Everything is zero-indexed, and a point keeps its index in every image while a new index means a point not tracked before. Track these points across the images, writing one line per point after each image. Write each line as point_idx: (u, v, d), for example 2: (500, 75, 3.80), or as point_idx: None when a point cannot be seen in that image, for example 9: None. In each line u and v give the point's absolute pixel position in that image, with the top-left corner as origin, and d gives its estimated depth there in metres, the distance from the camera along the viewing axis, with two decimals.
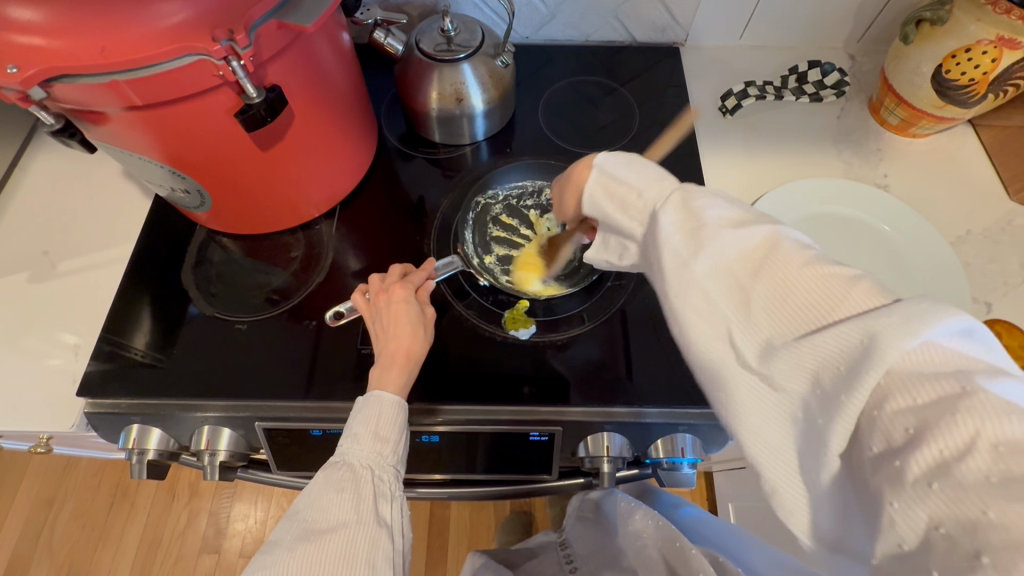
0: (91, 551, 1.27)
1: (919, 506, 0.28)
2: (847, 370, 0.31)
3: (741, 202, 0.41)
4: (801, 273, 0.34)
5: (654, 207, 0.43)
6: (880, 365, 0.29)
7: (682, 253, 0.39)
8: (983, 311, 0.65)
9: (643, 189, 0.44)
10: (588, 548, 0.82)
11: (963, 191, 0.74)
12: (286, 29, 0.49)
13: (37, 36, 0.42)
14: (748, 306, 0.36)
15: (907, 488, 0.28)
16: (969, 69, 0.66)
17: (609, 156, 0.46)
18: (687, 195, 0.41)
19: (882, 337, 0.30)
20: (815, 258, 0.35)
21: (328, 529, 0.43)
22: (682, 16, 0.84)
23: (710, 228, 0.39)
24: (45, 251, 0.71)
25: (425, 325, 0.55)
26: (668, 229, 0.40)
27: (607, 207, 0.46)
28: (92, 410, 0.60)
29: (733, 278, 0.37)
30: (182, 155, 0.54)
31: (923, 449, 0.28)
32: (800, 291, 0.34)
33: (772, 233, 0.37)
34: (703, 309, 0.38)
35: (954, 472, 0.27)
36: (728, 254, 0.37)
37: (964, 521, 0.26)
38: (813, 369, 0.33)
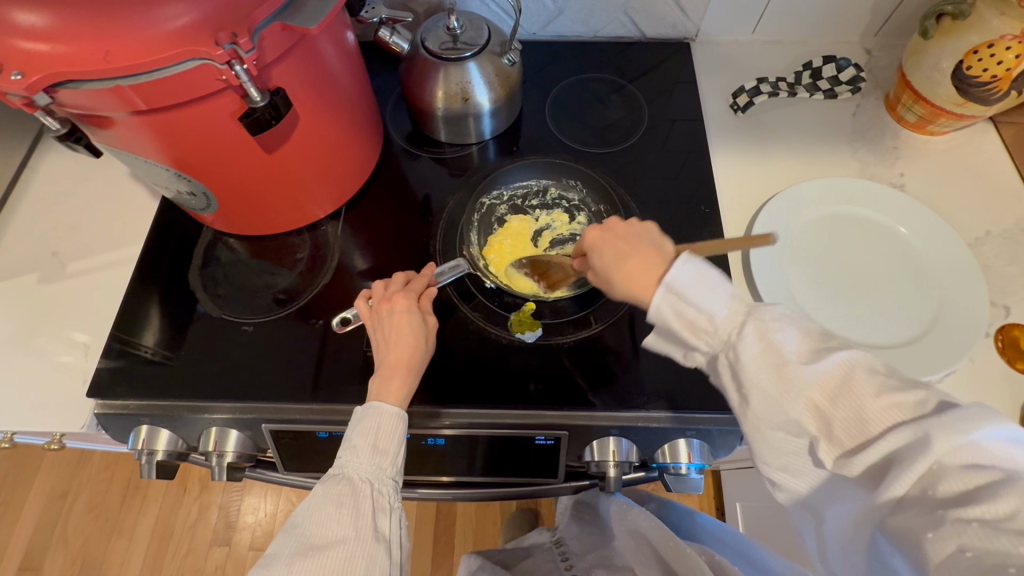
0: (105, 542, 1.30)
1: (953, 537, 0.34)
2: (903, 469, 0.36)
3: (803, 320, 0.43)
4: (875, 399, 0.37)
5: (728, 337, 0.43)
6: (932, 459, 0.35)
7: (770, 392, 0.41)
8: (1001, 315, 0.64)
9: (716, 314, 0.43)
10: (583, 546, 0.80)
11: (982, 190, 0.73)
12: (291, 31, 0.48)
13: (42, 42, 0.41)
14: (828, 424, 0.39)
15: (947, 524, 0.34)
16: (991, 65, 0.64)
17: (678, 269, 0.44)
18: (763, 323, 0.42)
19: (935, 440, 0.35)
20: (883, 381, 0.38)
21: (327, 545, 0.44)
22: (693, 11, 0.82)
23: (794, 365, 0.40)
24: (54, 252, 0.72)
25: (426, 335, 0.55)
26: (751, 361, 0.41)
27: (674, 324, 0.44)
28: (102, 410, 0.60)
29: (815, 406, 0.39)
30: (187, 160, 0.53)
31: (970, 507, 0.34)
32: (874, 414, 0.37)
33: (845, 359, 0.39)
34: (786, 431, 0.41)
35: (993, 521, 0.33)
36: (812, 385, 0.39)
37: (993, 551, 0.33)
38: (874, 467, 0.37)
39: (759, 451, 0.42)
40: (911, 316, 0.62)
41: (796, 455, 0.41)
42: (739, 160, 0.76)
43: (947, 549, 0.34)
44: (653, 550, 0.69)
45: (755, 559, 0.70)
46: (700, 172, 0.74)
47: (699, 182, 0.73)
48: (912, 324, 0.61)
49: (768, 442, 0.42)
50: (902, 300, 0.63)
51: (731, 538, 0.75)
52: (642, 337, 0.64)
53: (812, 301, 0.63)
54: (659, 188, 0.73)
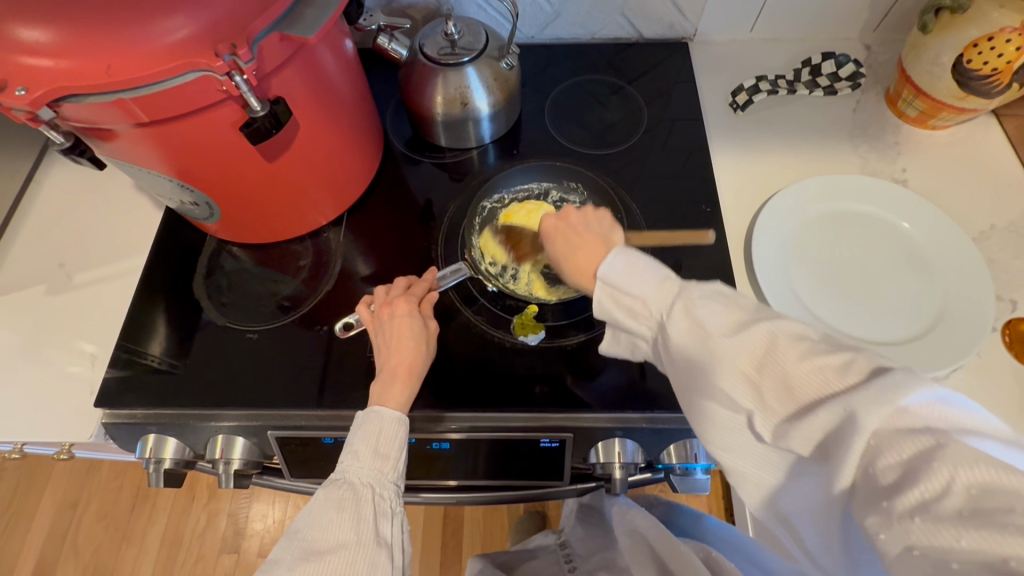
0: (115, 550, 1.31)
1: (906, 529, 0.30)
2: (838, 443, 0.34)
3: (740, 297, 0.43)
4: (799, 364, 0.36)
5: (658, 316, 0.45)
6: (864, 434, 0.32)
7: (696, 358, 0.41)
8: (1007, 310, 0.63)
9: (647, 297, 0.45)
10: (587, 548, 0.79)
11: (986, 184, 0.72)
12: (289, 41, 0.49)
13: (45, 57, 0.42)
14: (760, 393, 0.38)
15: (892, 520, 0.30)
16: (992, 58, 0.63)
17: (609, 264, 0.47)
18: (688, 301, 0.43)
19: (862, 411, 0.33)
20: (813, 349, 0.37)
21: (327, 550, 0.44)
22: (690, 11, 0.82)
23: (716, 337, 0.40)
24: (60, 264, 0.73)
25: (427, 340, 0.55)
26: (679, 337, 0.42)
27: (616, 314, 0.47)
28: (109, 420, 0.61)
29: (745, 376, 0.39)
30: (189, 170, 0.54)
31: (909, 488, 0.30)
32: (801, 379, 0.36)
33: (769, 331, 0.39)
34: (721, 402, 0.40)
35: (932, 507, 0.29)
36: (739, 357, 0.39)
37: (936, 545, 0.29)
38: (815, 442, 0.35)
39: (708, 435, 0.41)
40: (915, 312, 0.62)
41: (737, 432, 0.40)
42: (740, 158, 0.76)
43: (895, 548, 0.30)
44: (649, 548, 0.67)
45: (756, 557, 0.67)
46: (700, 171, 0.74)
47: (700, 181, 0.73)
48: (918, 320, 0.61)
49: (712, 420, 0.41)
50: (908, 295, 0.63)
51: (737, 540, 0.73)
52: None
53: (816, 299, 0.63)
54: (660, 188, 0.73)
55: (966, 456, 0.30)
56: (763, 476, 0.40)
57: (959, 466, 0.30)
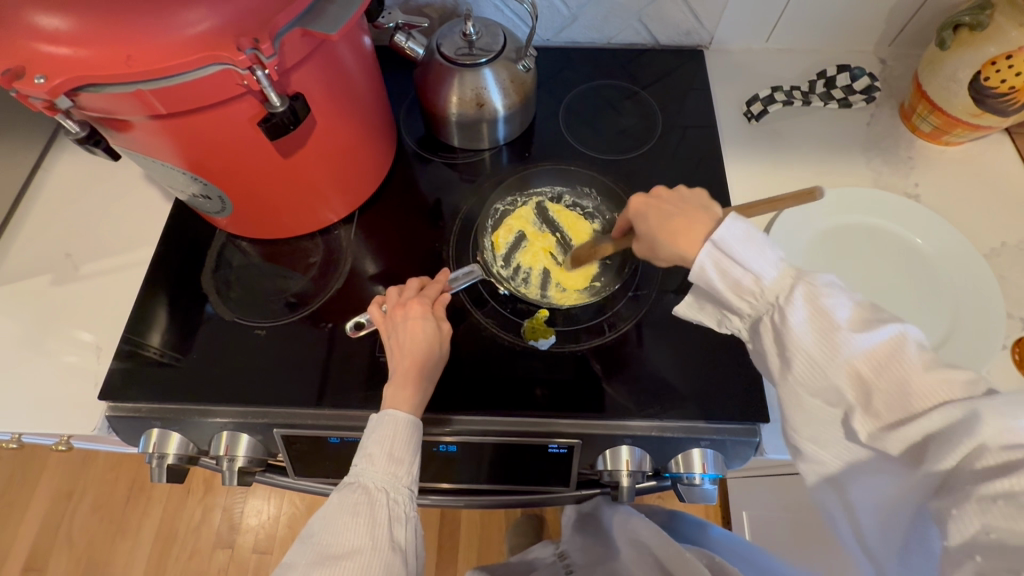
0: (109, 543, 1.29)
1: (978, 516, 0.34)
2: (944, 444, 0.36)
3: (853, 293, 0.43)
4: (925, 373, 0.37)
5: (776, 300, 0.43)
6: (975, 437, 0.35)
7: (814, 358, 0.40)
8: (1017, 328, 0.64)
9: (764, 276, 0.43)
10: (588, 558, 0.80)
11: (997, 201, 0.72)
12: (310, 36, 0.48)
13: (65, 46, 0.41)
14: (869, 396, 0.39)
15: (971, 501, 0.34)
16: (1009, 77, 0.64)
17: (727, 227, 0.44)
18: (812, 288, 0.42)
19: (983, 416, 0.35)
20: (933, 357, 0.38)
21: (343, 555, 0.44)
22: (707, 19, 0.82)
23: (842, 332, 0.40)
24: (67, 253, 0.72)
25: (440, 342, 0.55)
26: (798, 326, 0.41)
27: (719, 286, 0.45)
28: (113, 413, 0.60)
29: (857, 374, 0.39)
30: (204, 163, 0.53)
31: (1003, 479, 0.34)
32: (920, 387, 0.37)
33: (897, 333, 0.39)
34: (826, 398, 0.41)
35: (1020, 497, 0.33)
36: (857, 355, 0.39)
37: (1016, 531, 0.32)
38: (910, 442, 0.37)
39: (796, 422, 0.42)
40: (926, 328, 0.62)
41: (830, 425, 0.41)
42: (753, 168, 0.76)
43: (970, 529, 0.34)
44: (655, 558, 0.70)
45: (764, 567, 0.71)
46: (714, 179, 0.74)
47: (713, 189, 0.73)
48: (927, 336, 0.61)
49: (802, 410, 0.42)
50: (918, 310, 0.63)
51: (743, 549, 0.76)
52: (657, 346, 0.64)
53: None
54: None
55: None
56: (840, 472, 0.42)
57: None
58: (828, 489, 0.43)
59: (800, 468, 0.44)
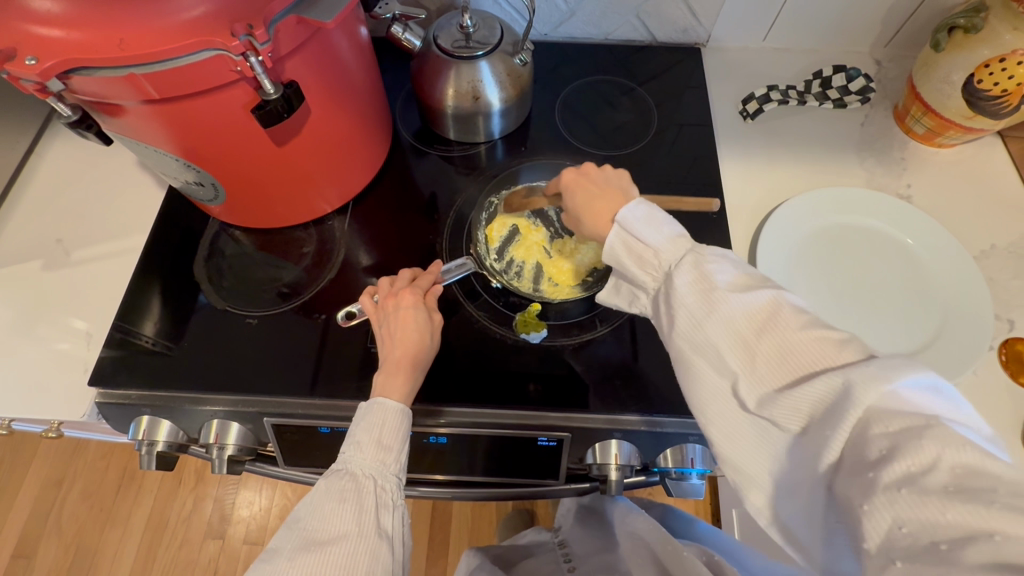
0: (98, 532, 1.29)
1: (889, 509, 0.31)
2: (833, 414, 0.35)
3: (745, 263, 0.44)
4: (798, 332, 0.37)
5: (667, 266, 0.44)
6: (858, 406, 0.33)
7: (694, 313, 0.41)
8: (1005, 329, 0.64)
9: (659, 247, 0.45)
10: (585, 549, 0.80)
11: (988, 203, 0.73)
12: (306, 24, 0.48)
13: (57, 28, 0.41)
14: (754, 361, 0.39)
15: (878, 492, 0.32)
16: (1003, 80, 0.64)
17: (631, 209, 0.47)
18: (699, 256, 0.43)
19: (858, 384, 0.34)
20: (811, 321, 0.38)
21: (329, 541, 0.44)
22: (704, 17, 0.82)
23: (721, 292, 0.41)
24: (58, 240, 0.71)
25: (432, 332, 0.55)
26: (681, 289, 0.42)
27: (624, 260, 0.47)
28: (103, 400, 0.60)
29: (742, 338, 0.39)
30: (196, 150, 0.53)
31: (895, 465, 0.31)
32: (801, 350, 0.37)
33: (772, 298, 0.39)
34: (710, 360, 0.41)
35: (919, 480, 0.31)
36: (736, 315, 0.40)
37: (924, 522, 0.30)
38: (802, 411, 0.36)
39: (697, 393, 0.42)
40: (914, 328, 0.62)
41: (724, 396, 0.41)
42: (747, 166, 0.76)
43: (884, 522, 0.31)
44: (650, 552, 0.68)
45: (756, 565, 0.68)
46: (708, 176, 0.74)
47: (707, 186, 0.73)
48: (915, 336, 0.62)
49: (699, 378, 0.42)
50: (907, 310, 0.63)
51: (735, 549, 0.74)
52: (647, 342, 0.64)
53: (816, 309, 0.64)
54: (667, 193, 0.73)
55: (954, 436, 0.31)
56: (746, 450, 0.41)
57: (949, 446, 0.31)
58: (752, 481, 0.41)
59: (722, 463, 0.42)
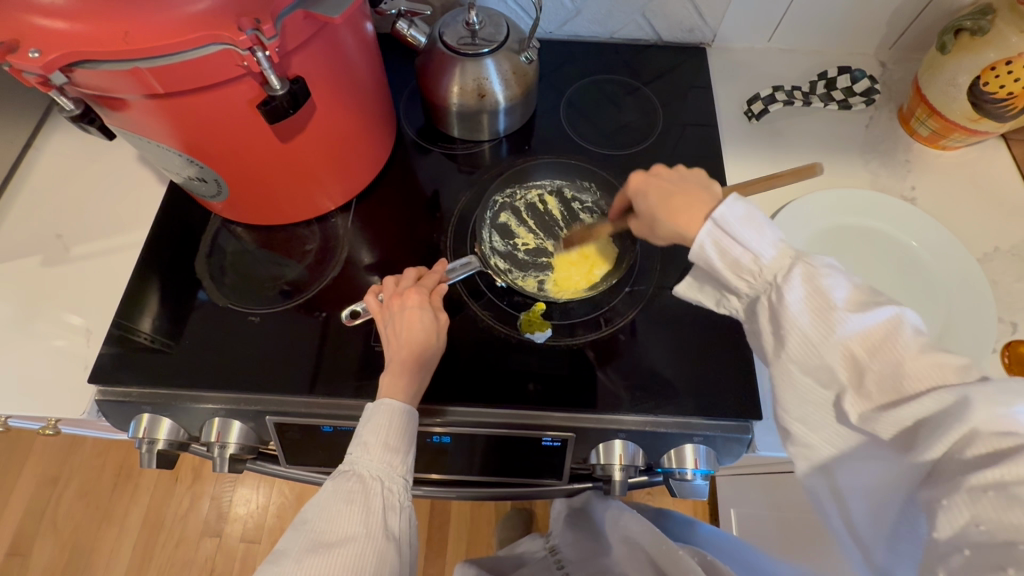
0: (95, 529, 1.28)
1: (967, 507, 0.33)
2: (934, 429, 0.36)
3: (851, 275, 0.42)
4: (918, 355, 0.37)
5: (772, 277, 0.43)
6: (965, 424, 0.34)
7: (810, 334, 0.40)
8: (1007, 331, 0.64)
9: (763, 255, 0.43)
10: (578, 554, 0.81)
11: (991, 206, 0.73)
12: (313, 19, 0.48)
13: (62, 21, 0.41)
14: (863, 377, 0.39)
15: (962, 491, 0.34)
16: (1009, 83, 0.64)
17: (727, 207, 0.43)
18: (811, 267, 0.41)
19: (975, 401, 0.34)
20: (928, 343, 0.38)
21: (336, 543, 0.43)
22: (710, 16, 0.82)
23: (839, 312, 0.39)
24: (57, 235, 0.71)
25: (438, 331, 0.54)
26: (794, 305, 0.41)
27: (717, 263, 0.44)
28: (102, 397, 0.59)
29: (851, 356, 0.39)
30: (200, 145, 0.53)
31: (989, 469, 0.33)
32: (914, 372, 0.37)
33: (893, 316, 0.39)
34: (817, 376, 0.41)
35: (1009, 488, 0.32)
36: (852, 336, 0.39)
37: (1008, 525, 0.32)
38: (904, 426, 0.37)
39: (784, 401, 0.42)
40: None
41: (823, 407, 0.41)
42: (752, 168, 0.76)
43: (960, 520, 0.33)
44: (645, 554, 0.69)
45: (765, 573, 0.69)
46: (713, 177, 0.74)
47: (712, 187, 0.73)
48: None
49: (795, 391, 0.42)
50: (911, 312, 0.63)
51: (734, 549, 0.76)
52: (652, 343, 0.64)
53: None
54: None
55: None
56: (830, 453, 0.42)
57: None
58: (821, 475, 0.43)
59: (794, 458, 0.44)
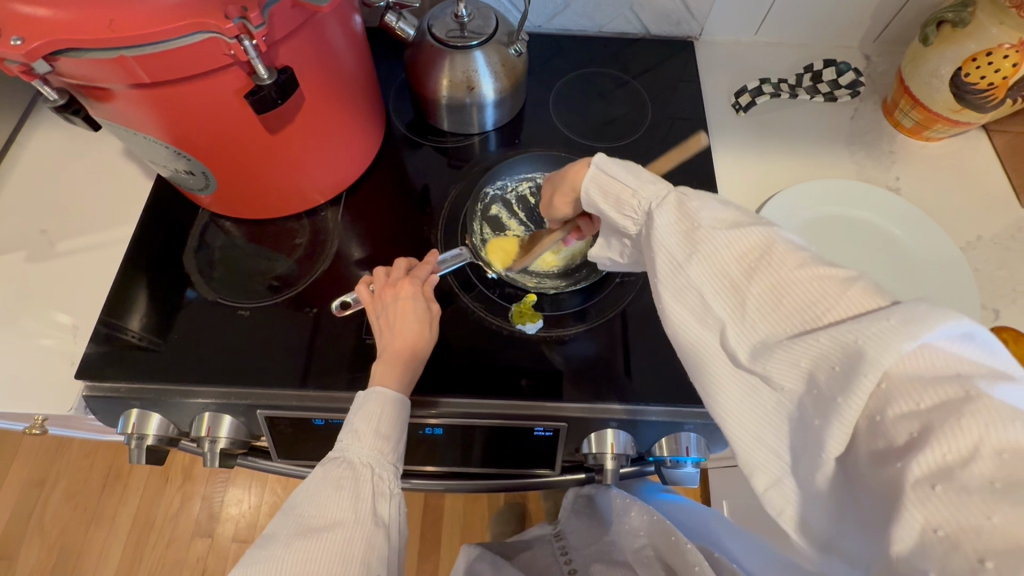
0: (83, 531, 1.27)
1: (919, 507, 0.31)
2: (840, 371, 0.34)
3: (738, 206, 0.43)
4: (795, 271, 0.37)
5: (648, 206, 0.46)
6: (875, 369, 0.33)
7: (674, 255, 0.43)
8: (991, 318, 0.65)
9: (638, 187, 0.46)
10: (584, 540, 0.80)
11: (974, 197, 0.74)
12: (300, 8, 0.48)
13: (44, 8, 0.40)
14: (745, 308, 0.39)
15: (909, 489, 0.31)
16: (989, 73, 0.65)
17: (610, 152, 0.48)
18: (682, 196, 0.44)
19: (869, 338, 0.33)
20: (810, 259, 0.38)
21: (326, 527, 0.43)
22: (698, 10, 0.83)
23: (704, 230, 0.41)
24: (42, 230, 0.70)
25: (430, 322, 0.54)
26: (662, 229, 0.43)
27: (603, 203, 0.48)
28: (90, 393, 0.59)
29: (731, 278, 0.40)
30: (187, 137, 0.52)
31: (926, 453, 0.31)
32: (796, 293, 0.37)
33: (766, 234, 0.39)
34: (695, 310, 0.42)
35: (957, 477, 0.30)
36: (723, 254, 0.40)
37: (966, 528, 0.29)
38: (803, 365, 0.36)
39: (678, 340, 0.43)
40: None
41: (715, 349, 0.41)
42: (740, 159, 0.77)
43: (915, 530, 0.31)
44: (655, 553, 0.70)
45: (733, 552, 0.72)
46: (702, 168, 0.74)
47: (701, 178, 0.73)
48: None
49: (684, 330, 0.42)
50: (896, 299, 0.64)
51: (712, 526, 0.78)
52: (642, 333, 0.64)
53: None
54: None
55: (995, 411, 0.30)
56: (740, 402, 0.41)
57: (983, 420, 0.30)
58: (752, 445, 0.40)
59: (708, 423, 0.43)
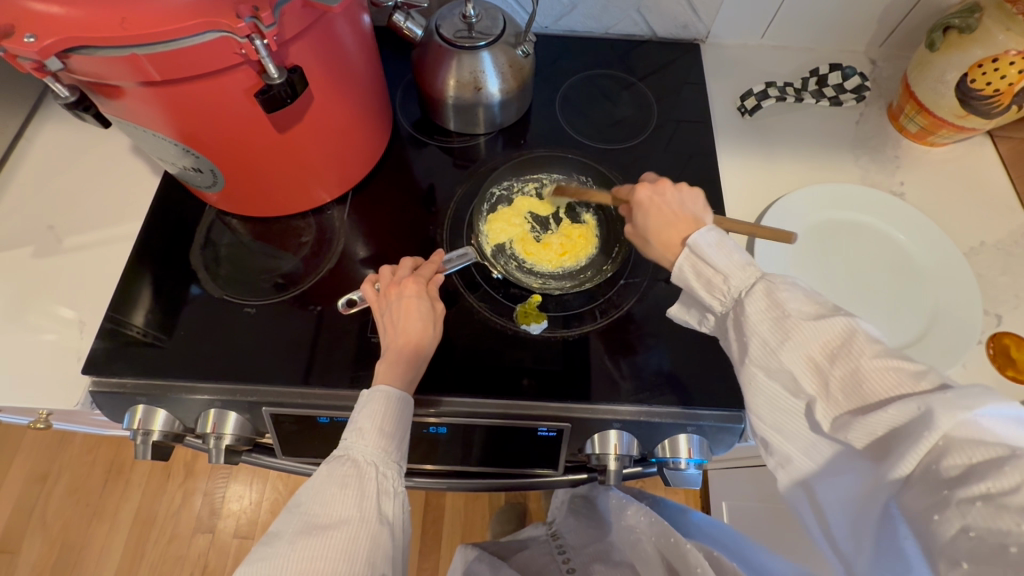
0: (84, 526, 1.27)
1: (960, 518, 0.33)
2: (903, 438, 0.36)
3: (815, 292, 0.44)
4: (874, 360, 0.38)
5: (736, 293, 0.45)
6: (936, 433, 0.34)
7: (768, 341, 0.42)
8: (993, 324, 0.66)
9: (728, 274, 0.46)
10: (580, 540, 0.81)
11: (978, 202, 0.74)
12: (311, 8, 0.48)
13: (57, 5, 0.40)
14: (828, 386, 0.40)
15: (952, 505, 0.33)
16: (995, 80, 0.65)
17: (703, 234, 0.47)
18: (771, 285, 0.44)
19: (937, 411, 0.34)
20: (886, 350, 0.39)
21: (330, 525, 0.44)
22: (705, 13, 0.83)
23: (793, 319, 0.42)
24: (50, 226, 0.70)
25: (435, 321, 0.55)
26: (753, 316, 0.43)
27: (692, 282, 0.48)
28: (96, 389, 0.59)
29: (812, 361, 0.41)
30: (196, 135, 0.52)
31: (974, 483, 0.33)
32: (872, 377, 0.38)
33: (848, 324, 0.40)
34: (782, 385, 0.42)
35: (998, 498, 0.32)
36: (811, 343, 0.41)
37: (993, 528, 0.32)
38: (876, 436, 0.37)
39: (755, 409, 0.44)
40: (907, 322, 0.63)
41: (794, 416, 0.42)
42: (745, 162, 0.77)
43: (950, 530, 0.33)
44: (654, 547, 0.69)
45: (752, 560, 0.70)
46: (707, 171, 0.74)
47: (706, 181, 0.73)
48: (908, 329, 0.63)
49: (764, 399, 0.43)
50: (899, 304, 0.65)
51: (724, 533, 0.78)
52: (646, 335, 0.64)
53: None
54: None
55: None
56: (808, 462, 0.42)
57: None
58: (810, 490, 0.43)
59: (778, 470, 0.45)
